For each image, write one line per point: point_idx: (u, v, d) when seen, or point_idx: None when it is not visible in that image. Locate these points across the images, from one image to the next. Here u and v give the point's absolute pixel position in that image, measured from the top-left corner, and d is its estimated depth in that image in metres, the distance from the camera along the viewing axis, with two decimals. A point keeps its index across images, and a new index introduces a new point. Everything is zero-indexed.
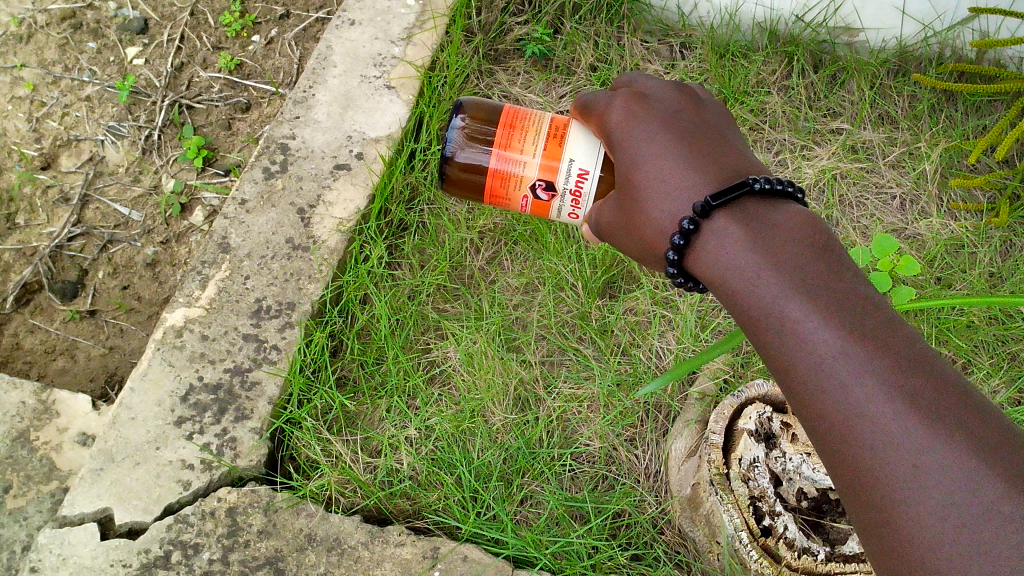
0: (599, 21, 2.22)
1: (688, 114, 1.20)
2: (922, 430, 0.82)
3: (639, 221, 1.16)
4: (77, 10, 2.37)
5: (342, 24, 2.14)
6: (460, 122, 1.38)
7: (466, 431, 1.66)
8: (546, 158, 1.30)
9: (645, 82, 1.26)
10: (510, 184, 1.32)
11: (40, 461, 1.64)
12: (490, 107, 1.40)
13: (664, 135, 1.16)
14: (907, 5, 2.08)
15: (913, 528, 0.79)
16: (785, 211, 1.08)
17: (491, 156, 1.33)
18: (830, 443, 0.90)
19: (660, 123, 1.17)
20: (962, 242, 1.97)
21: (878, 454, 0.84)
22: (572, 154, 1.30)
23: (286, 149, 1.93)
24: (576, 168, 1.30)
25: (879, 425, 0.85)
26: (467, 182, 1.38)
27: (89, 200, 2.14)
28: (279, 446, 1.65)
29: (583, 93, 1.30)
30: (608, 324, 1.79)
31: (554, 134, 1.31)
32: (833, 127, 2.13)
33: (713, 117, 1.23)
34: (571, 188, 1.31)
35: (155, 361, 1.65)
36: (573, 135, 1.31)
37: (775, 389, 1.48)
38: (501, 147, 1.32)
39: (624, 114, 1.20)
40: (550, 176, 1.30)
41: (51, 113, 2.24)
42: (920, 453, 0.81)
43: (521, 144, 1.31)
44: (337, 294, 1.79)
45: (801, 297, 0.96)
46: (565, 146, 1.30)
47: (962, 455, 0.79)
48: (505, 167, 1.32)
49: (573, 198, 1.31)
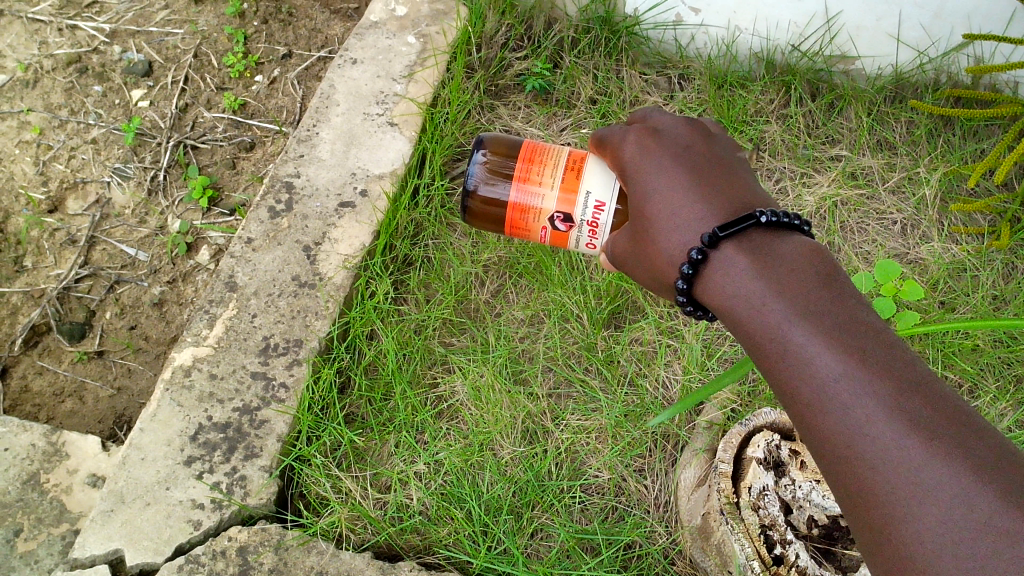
0: (598, 55, 2.25)
1: (697, 148, 1.22)
2: (921, 449, 0.82)
3: (652, 251, 1.17)
4: (83, 55, 2.42)
5: (344, 63, 2.18)
6: (481, 157, 1.39)
7: (474, 464, 1.67)
8: (564, 190, 1.32)
9: (657, 117, 1.28)
10: (530, 216, 1.34)
11: (51, 504, 1.64)
12: (509, 139, 1.41)
13: (674, 169, 1.17)
14: (902, 32, 2.10)
15: (911, 543, 0.80)
16: (792, 241, 1.09)
17: (511, 189, 1.35)
18: (832, 464, 0.91)
19: (672, 158, 1.19)
20: (965, 266, 1.97)
21: (879, 472, 0.85)
22: (589, 187, 1.31)
23: (291, 188, 1.95)
24: (593, 200, 1.31)
25: (879, 444, 0.86)
26: (488, 215, 1.39)
27: (96, 241, 2.16)
28: (288, 484, 1.66)
29: (599, 128, 1.32)
30: (615, 354, 1.80)
31: (572, 167, 1.33)
32: (832, 154, 2.15)
33: (723, 152, 1.24)
34: (587, 219, 1.31)
35: (164, 401, 1.66)
36: (590, 168, 1.32)
37: (783, 417, 1.48)
38: (521, 180, 1.34)
39: (636, 149, 1.22)
40: (568, 207, 1.32)
41: (58, 156, 2.26)
42: (918, 470, 0.82)
43: (539, 177, 1.33)
44: (344, 330, 1.80)
45: (804, 323, 0.97)
46: (582, 179, 1.31)
47: (960, 472, 0.79)
48: (524, 199, 1.34)
49: (591, 229, 1.32)
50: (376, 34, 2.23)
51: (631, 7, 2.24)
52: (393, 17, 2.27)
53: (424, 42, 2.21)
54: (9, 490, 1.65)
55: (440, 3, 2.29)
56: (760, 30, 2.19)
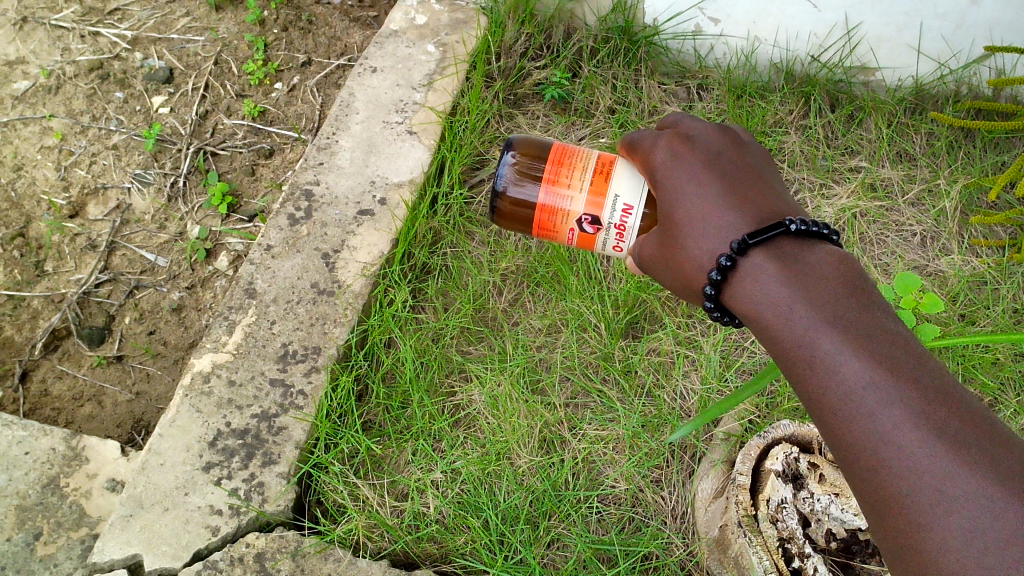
0: (617, 65, 2.25)
1: (728, 155, 1.21)
2: (948, 458, 0.82)
3: (680, 256, 1.17)
4: (105, 61, 2.44)
5: (364, 72, 2.19)
6: (510, 158, 1.39)
7: (491, 473, 1.67)
8: (592, 194, 1.32)
9: (689, 123, 1.28)
10: (558, 218, 1.34)
11: (70, 508, 1.65)
12: (540, 142, 1.41)
13: (705, 175, 1.17)
14: (922, 43, 2.10)
15: (936, 551, 0.79)
16: (821, 250, 1.08)
17: (540, 191, 1.35)
18: (857, 470, 0.90)
19: (703, 164, 1.19)
20: (985, 279, 1.96)
21: (906, 480, 0.84)
22: (617, 190, 1.31)
23: (310, 196, 1.96)
24: (621, 203, 1.31)
25: (907, 453, 0.85)
26: (517, 216, 1.39)
27: (116, 247, 2.17)
28: (306, 491, 1.66)
29: (629, 132, 1.32)
30: (632, 364, 1.79)
31: (601, 170, 1.33)
32: (852, 165, 2.14)
33: (753, 160, 1.24)
34: (615, 222, 1.31)
35: (183, 407, 1.67)
36: (618, 172, 1.32)
37: (800, 429, 1.47)
38: (549, 182, 1.34)
39: (666, 154, 1.22)
40: (596, 210, 1.31)
41: (79, 162, 2.28)
42: (946, 479, 0.81)
43: (569, 179, 1.33)
44: (362, 338, 1.81)
45: (831, 330, 0.97)
46: (610, 182, 1.31)
47: (987, 482, 0.79)
48: (553, 201, 1.34)
49: (618, 232, 1.32)
50: (396, 42, 2.24)
51: (650, 16, 2.24)
52: (412, 26, 2.28)
53: (444, 51, 2.23)
54: (29, 493, 1.66)
55: (459, 13, 2.31)
56: (780, 41, 2.19)
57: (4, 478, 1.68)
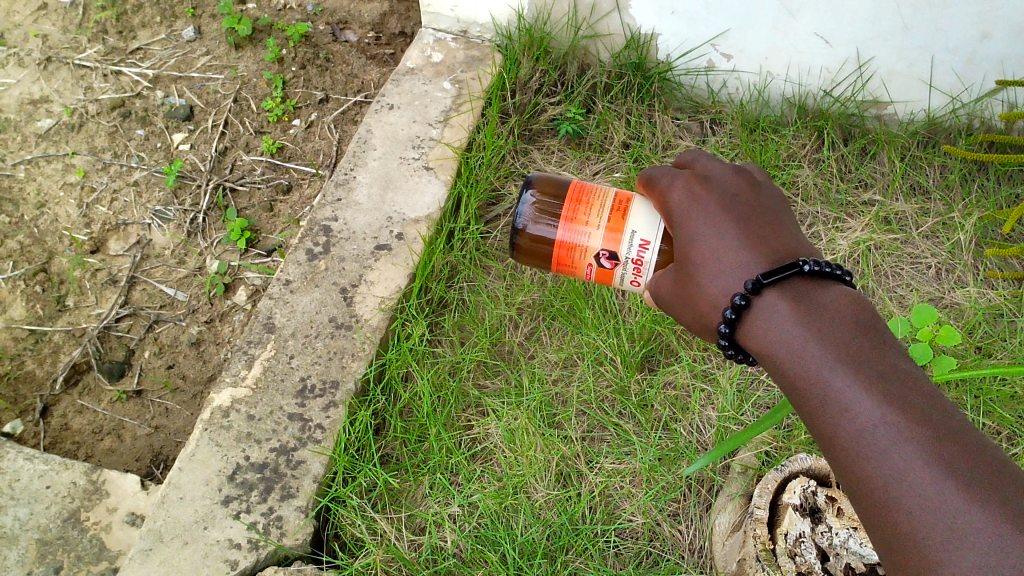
0: (631, 100, 2.28)
1: (744, 196, 1.23)
2: (960, 498, 0.83)
3: (696, 295, 1.18)
4: (127, 99, 2.49)
5: (382, 109, 2.23)
6: (529, 196, 1.41)
7: (509, 507, 1.67)
8: (609, 230, 1.33)
9: (706, 163, 1.29)
10: (576, 253, 1.36)
11: (90, 542, 1.67)
12: (559, 181, 1.42)
13: (721, 216, 1.19)
14: (934, 77, 2.12)
15: None
16: (834, 290, 1.09)
17: (558, 229, 1.36)
18: (868, 508, 0.91)
19: (719, 205, 1.20)
20: (1002, 311, 1.95)
21: (917, 517, 0.85)
22: (634, 226, 1.32)
23: (328, 231, 1.99)
24: (637, 239, 1.32)
25: (918, 490, 0.86)
26: (537, 253, 1.40)
27: (136, 281, 2.20)
28: (324, 525, 1.67)
29: (645, 169, 1.33)
30: (648, 397, 1.80)
31: (618, 207, 1.34)
32: (866, 199, 2.15)
33: (769, 201, 1.25)
34: (632, 257, 1.33)
35: (202, 441, 1.69)
36: (635, 208, 1.33)
37: (818, 463, 1.45)
38: (568, 219, 1.36)
39: (684, 194, 1.23)
40: (614, 247, 1.33)
41: (101, 199, 2.31)
42: (957, 517, 0.82)
43: (586, 216, 1.35)
44: (380, 372, 1.82)
45: (842, 369, 0.98)
46: (627, 219, 1.33)
47: (997, 520, 0.80)
48: (571, 237, 1.35)
49: (635, 266, 1.33)
50: (413, 80, 2.29)
51: (663, 53, 2.27)
52: (428, 64, 2.33)
53: (460, 88, 2.27)
54: (50, 527, 1.68)
55: (475, 51, 2.36)
56: (792, 76, 2.21)
57: (26, 512, 1.70)
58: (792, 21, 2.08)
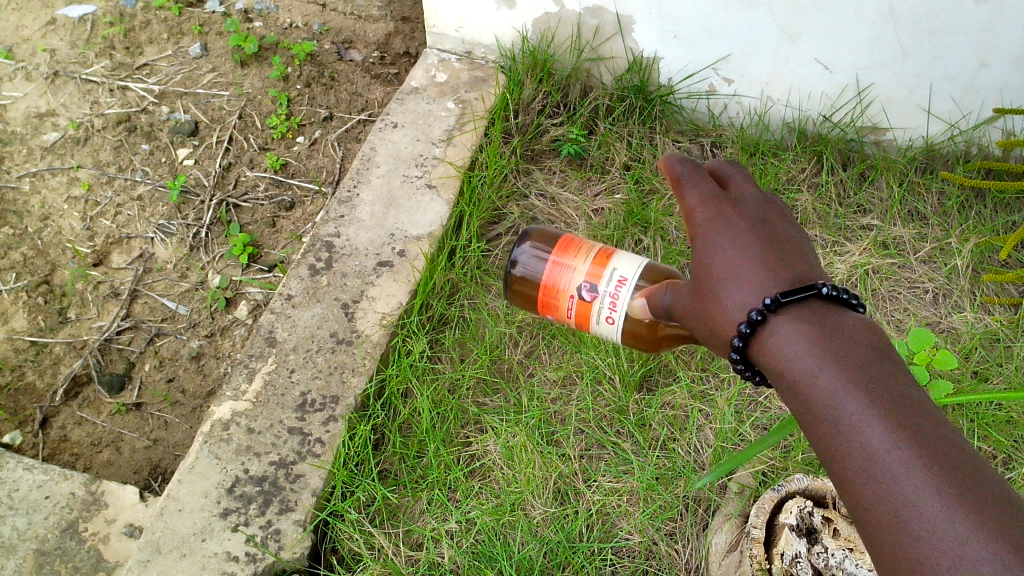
0: (633, 123, 2.30)
1: (769, 215, 1.20)
2: (970, 531, 0.81)
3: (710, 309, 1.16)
4: (132, 114, 2.51)
5: (386, 127, 2.25)
6: (527, 244, 1.55)
7: (506, 524, 1.68)
8: (592, 268, 1.41)
9: (733, 177, 1.27)
10: (560, 288, 1.43)
11: (88, 553, 1.67)
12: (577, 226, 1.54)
13: (745, 233, 1.16)
14: (932, 104, 2.15)
15: None
16: (852, 314, 1.07)
17: (546, 267, 1.46)
18: (874, 532, 0.89)
19: (744, 224, 1.17)
20: (998, 336, 1.96)
21: (927, 548, 0.83)
22: (616, 266, 1.39)
23: (331, 247, 2.01)
24: (617, 276, 1.38)
25: (929, 521, 0.84)
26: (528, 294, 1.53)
27: (138, 294, 2.21)
28: (322, 539, 1.67)
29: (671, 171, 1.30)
30: (647, 417, 1.81)
31: (603, 253, 1.42)
32: (864, 224, 2.16)
33: (793, 222, 1.23)
34: (609, 292, 1.37)
35: (202, 453, 1.69)
36: (619, 255, 1.41)
37: (815, 483, 1.46)
38: (556, 258, 1.45)
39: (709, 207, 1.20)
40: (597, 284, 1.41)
41: (105, 212, 2.33)
42: (967, 550, 0.81)
43: (572, 257, 1.43)
44: (380, 388, 1.82)
45: (865, 398, 0.95)
46: (609, 261, 1.40)
47: (1008, 557, 0.78)
48: (556, 274, 1.44)
49: (612, 301, 1.37)
50: (417, 99, 2.32)
51: (666, 76, 2.30)
52: (433, 83, 2.36)
53: (464, 108, 2.29)
54: (48, 537, 1.68)
55: (478, 71, 2.38)
56: (792, 101, 2.24)
57: (24, 522, 1.70)
58: (794, 47, 2.10)
